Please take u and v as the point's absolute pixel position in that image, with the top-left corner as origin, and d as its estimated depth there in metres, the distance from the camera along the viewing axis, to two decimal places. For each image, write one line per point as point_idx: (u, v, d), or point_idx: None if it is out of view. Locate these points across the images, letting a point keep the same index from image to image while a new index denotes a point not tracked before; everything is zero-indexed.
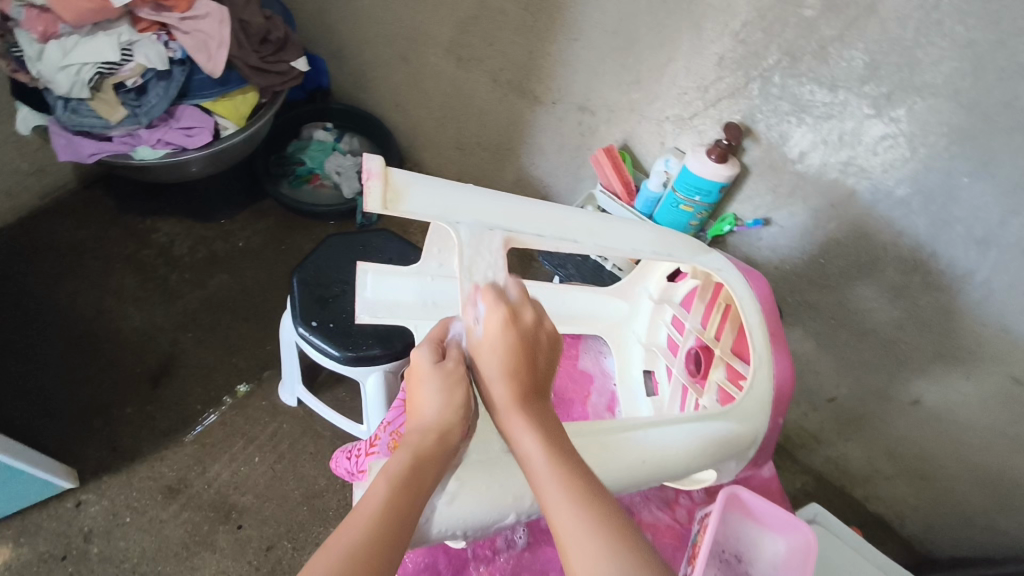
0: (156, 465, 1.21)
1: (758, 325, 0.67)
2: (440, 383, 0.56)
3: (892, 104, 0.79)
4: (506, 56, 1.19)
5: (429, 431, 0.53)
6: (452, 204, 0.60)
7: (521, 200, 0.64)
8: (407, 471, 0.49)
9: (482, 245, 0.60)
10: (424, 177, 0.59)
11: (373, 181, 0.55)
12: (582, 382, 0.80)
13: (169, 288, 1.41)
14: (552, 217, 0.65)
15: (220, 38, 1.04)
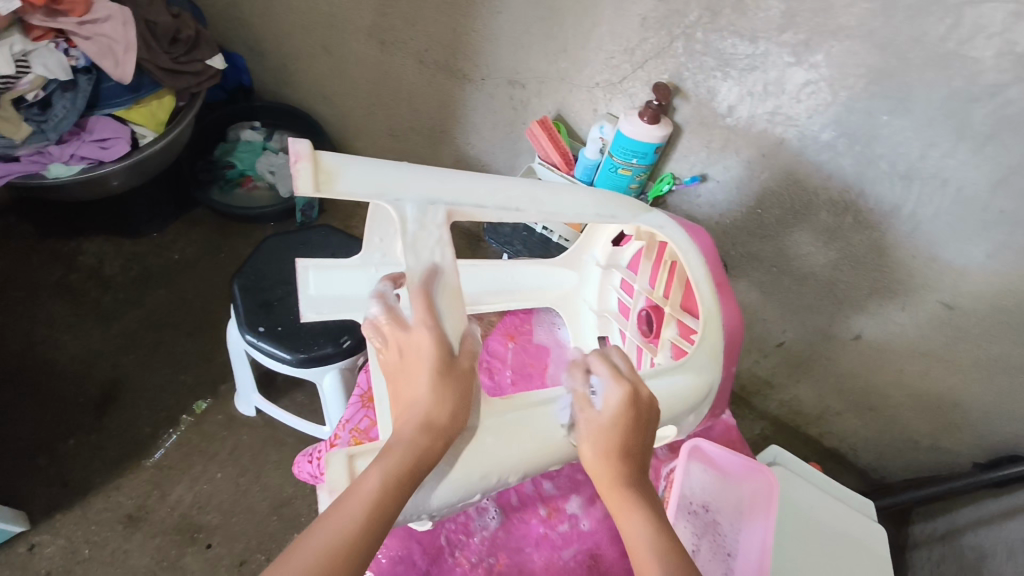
0: (113, 495, 1.16)
1: (703, 277, 0.68)
2: (434, 379, 0.50)
3: (811, 50, 0.80)
4: (430, 36, 1.16)
5: (421, 429, 0.49)
6: (389, 182, 0.57)
7: (457, 175, 0.62)
8: (398, 469, 0.47)
9: (427, 219, 0.58)
10: (355, 159, 0.57)
11: (303, 161, 0.51)
12: (539, 354, 0.79)
13: (104, 310, 1.34)
14: (491, 189, 0.64)
15: (126, 42, 0.97)
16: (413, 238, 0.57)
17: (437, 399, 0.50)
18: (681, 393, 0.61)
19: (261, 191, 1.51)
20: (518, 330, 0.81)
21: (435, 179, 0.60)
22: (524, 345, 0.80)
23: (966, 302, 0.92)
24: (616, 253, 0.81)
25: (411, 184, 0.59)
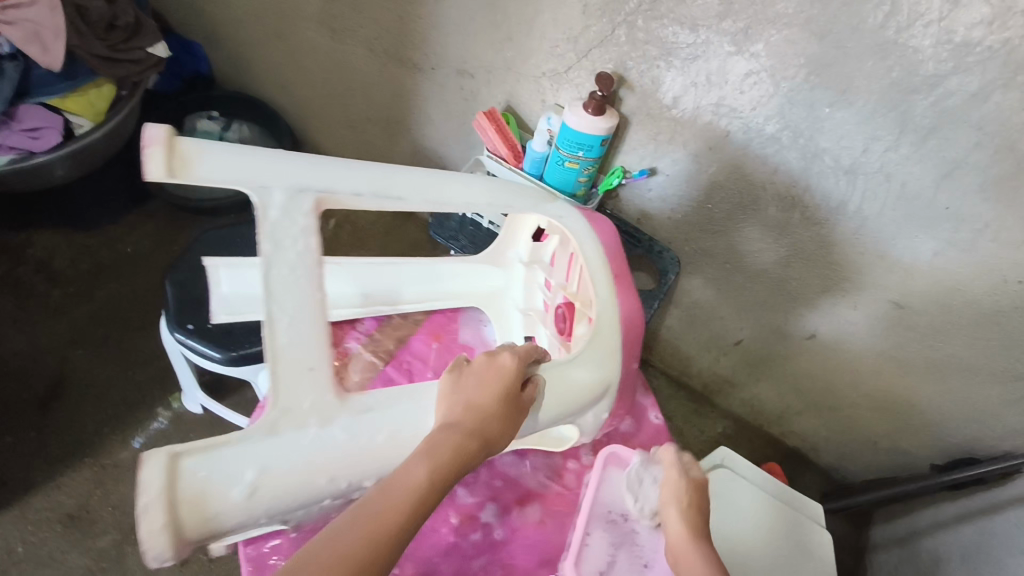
0: (53, 494, 1.13)
1: (600, 271, 0.74)
2: (504, 398, 0.58)
3: (751, 39, 0.77)
4: (378, 23, 1.12)
5: (474, 439, 0.54)
6: (256, 170, 0.58)
7: (348, 164, 0.64)
8: (446, 469, 0.52)
9: (293, 209, 0.58)
10: (222, 147, 0.58)
11: (154, 147, 0.52)
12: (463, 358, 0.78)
13: (52, 304, 1.31)
14: (374, 177, 0.65)
15: (53, 27, 0.93)
16: (273, 227, 0.57)
17: (500, 418, 0.57)
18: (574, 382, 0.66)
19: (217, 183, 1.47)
20: (444, 331, 0.81)
21: (316, 167, 0.61)
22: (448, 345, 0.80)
23: (917, 300, 0.89)
24: (539, 248, 0.84)
25: (281, 171, 0.59)
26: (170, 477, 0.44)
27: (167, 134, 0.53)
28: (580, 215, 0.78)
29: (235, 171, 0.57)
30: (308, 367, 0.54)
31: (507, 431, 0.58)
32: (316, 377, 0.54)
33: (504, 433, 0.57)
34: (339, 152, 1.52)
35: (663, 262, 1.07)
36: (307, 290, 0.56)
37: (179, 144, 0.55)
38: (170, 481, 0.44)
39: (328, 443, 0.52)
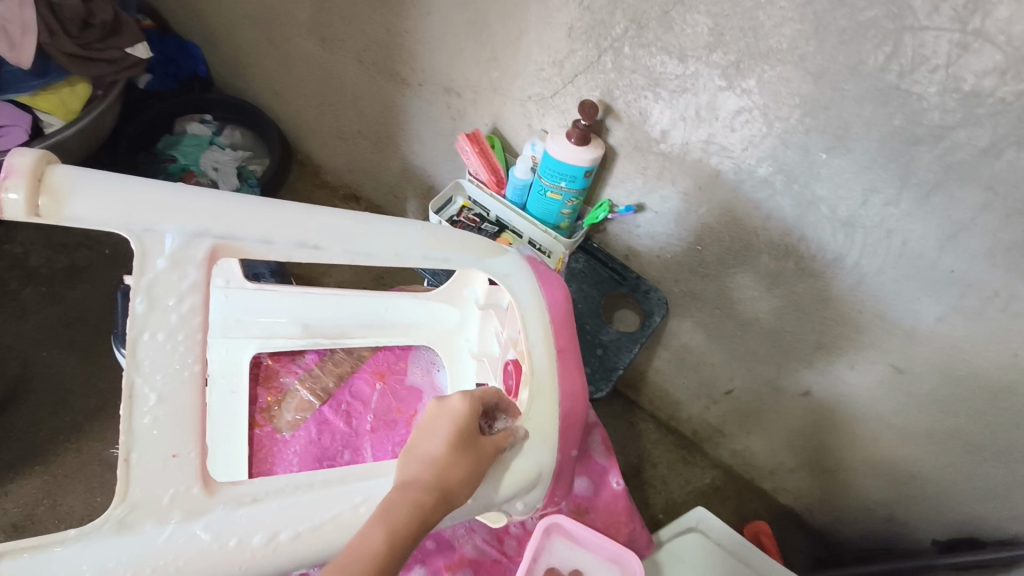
0: (0, 500, 1.10)
1: (541, 341, 0.70)
2: (457, 443, 0.54)
3: (742, 74, 0.71)
4: (366, 35, 1.08)
5: (430, 491, 0.51)
6: (137, 208, 0.52)
7: (263, 206, 0.59)
8: (406, 524, 0.48)
9: (184, 256, 0.54)
10: (101, 175, 0.52)
11: (12, 181, 0.47)
12: (408, 398, 0.81)
13: (23, 303, 1.28)
14: (290, 219, 0.60)
15: (22, 23, 0.93)
16: (154, 278, 0.52)
17: (457, 466, 0.53)
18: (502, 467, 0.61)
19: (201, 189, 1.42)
20: (390, 370, 0.83)
21: (220, 209, 0.56)
22: (396, 387, 0.81)
23: (918, 366, 0.81)
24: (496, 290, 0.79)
25: (174, 209, 0.54)
26: None
27: (32, 168, 0.48)
28: (529, 273, 0.73)
29: (115, 206, 0.51)
30: (171, 453, 0.50)
31: (471, 478, 0.54)
32: (180, 465, 0.50)
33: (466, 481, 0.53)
34: (332, 163, 1.48)
35: (648, 303, 1.00)
36: (183, 356, 0.52)
37: (48, 172, 0.50)
38: None
39: (187, 544, 0.48)
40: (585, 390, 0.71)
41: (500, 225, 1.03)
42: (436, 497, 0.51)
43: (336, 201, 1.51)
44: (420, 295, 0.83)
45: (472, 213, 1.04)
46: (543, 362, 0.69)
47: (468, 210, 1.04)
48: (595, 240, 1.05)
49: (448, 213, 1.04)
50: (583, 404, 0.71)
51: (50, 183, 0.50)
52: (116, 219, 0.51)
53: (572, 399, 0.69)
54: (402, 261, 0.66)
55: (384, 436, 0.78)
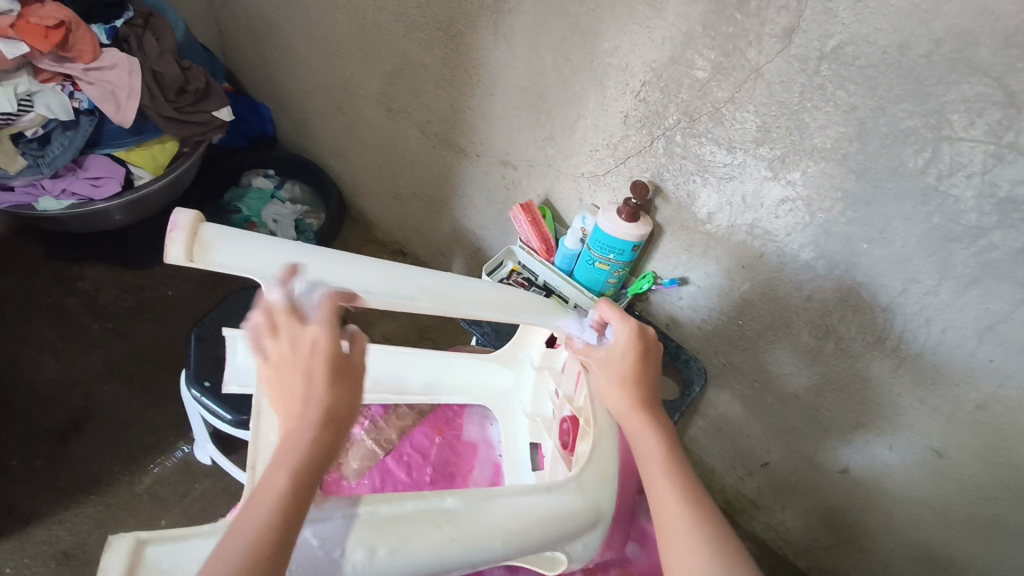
0: (54, 528, 1.14)
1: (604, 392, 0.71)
2: (328, 376, 0.52)
3: (787, 167, 0.76)
4: (431, 109, 1.17)
5: (322, 421, 0.50)
6: (269, 261, 0.58)
7: (368, 263, 0.65)
8: (305, 458, 0.49)
9: (303, 301, 0.59)
10: (240, 232, 0.58)
11: (177, 233, 0.53)
12: (466, 454, 0.84)
13: (90, 338, 1.36)
14: (389, 274, 0.66)
15: (129, 88, 1.01)
16: None
17: (337, 387, 0.52)
18: (559, 512, 0.58)
19: None
20: (448, 425, 0.86)
21: (334, 264, 0.62)
22: (453, 442, 0.84)
23: (958, 451, 0.83)
24: (551, 353, 0.84)
25: (300, 264, 0.60)
26: (129, 564, 0.43)
27: (194, 222, 0.54)
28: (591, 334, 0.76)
29: (253, 260, 0.58)
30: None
31: (354, 397, 0.53)
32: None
33: (350, 401, 0.53)
34: (385, 219, 1.57)
35: (690, 372, 1.03)
36: None
37: (202, 228, 0.56)
38: (129, 567, 0.43)
39: (296, 545, 0.49)
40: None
41: (547, 289, 1.09)
42: (324, 421, 0.50)
43: (385, 256, 1.61)
44: (481, 356, 0.86)
45: (521, 276, 1.10)
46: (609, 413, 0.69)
47: (517, 273, 1.10)
48: (638, 308, 1.10)
49: (498, 275, 1.10)
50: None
51: (204, 235, 0.56)
52: (254, 270, 0.58)
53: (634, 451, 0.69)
54: (481, 315, 0.71)
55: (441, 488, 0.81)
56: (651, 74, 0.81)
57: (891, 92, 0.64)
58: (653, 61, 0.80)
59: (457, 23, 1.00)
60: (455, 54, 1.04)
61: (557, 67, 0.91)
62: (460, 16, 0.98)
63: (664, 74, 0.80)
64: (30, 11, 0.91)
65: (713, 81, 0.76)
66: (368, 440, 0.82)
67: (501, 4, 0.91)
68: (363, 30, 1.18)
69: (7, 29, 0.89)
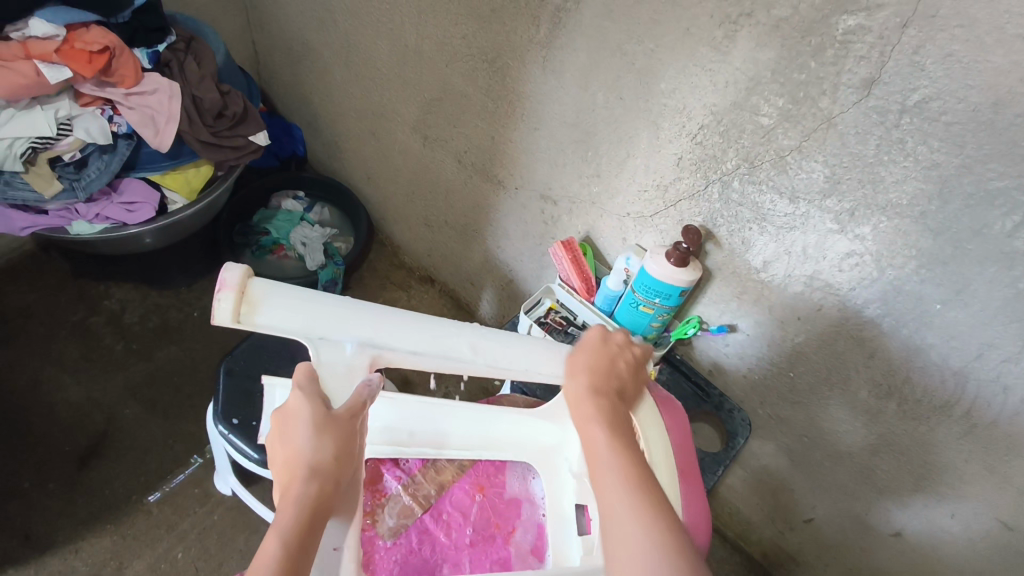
0: (70, 558, 1.11)
1: (667, 463, 0.67)
2: (313, 432, 0.53)
3: (856, 221, 0.72)
4: (470, 139, 1.15)
5: (310, 478, 0.50)
6: (317, 322, 0.58)
7: (417, 321, 0.63)
8: (297, 523, 0.48)
9: (346, 362, 0.59)
10: (289, 288, 0.58)
11: (224, 294, 0.53)
12: (507, 513, 0.82)
13: (114, 359, 1.34)
14: (438, 334, 0.63)
15: (168, 112, 1.00)
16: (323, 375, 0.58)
17: (324, 448, 0.52)
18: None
19: (291, 261, 1.49)
20: (489, 482, 0.85)
21: (385, 323, 0.61)
22: (495, 499, 0.83)
23: None
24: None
25: (349, 324, 0.59)
26: None
27: (242, 281, 0.54)
28: (652, 400, 0.70)
29: (300, 318, 0.57)
30: (333, 546, 0.54)
31: (343, 453, 0.53)
32: (339, 556, 0.54)
33: (337, 458, 0.53)
34: (414, 245, 1.55)
35: (733, 423, 0.99)
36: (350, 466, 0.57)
37: (251, 285, 0.56)
38: None
39: None
40: (708, 517, 0.69)
41: (586, 330, 1.05)
42: (311, 482, 0.50)
43: (413, 282, 1.59)
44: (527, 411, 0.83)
45: (558, 315, 1.06)
46: (669, 482, 0.66)
47: (555, 312, 1.06)
48: (679, 352, 1.06)
49: (534, 314, 1.06)
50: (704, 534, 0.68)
51: (251, 294, 0.55)
52: (300, 329, 0.57)
53: (696, 526, 0.67)
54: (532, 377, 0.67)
55: (481, 551, 0.80)
56: (710, 117, 0.78)
57: (979, 151, 0.60)
58: (714, 105, 0.77)
59: (504, 56, 0.97)
60: (499, 86, 1.02)
61: (608, 105, 0.88)
62: (508, 49, 0.96)
63: (725, 119, 0.76)
64: (75, 36, 0.90)
65: (779, 129, 0.72)
66: (405, 496, 0.82)
67: (552, 39, 0.89)
68: (403, 58, 1.16)
69: (52, 54, 0.88)
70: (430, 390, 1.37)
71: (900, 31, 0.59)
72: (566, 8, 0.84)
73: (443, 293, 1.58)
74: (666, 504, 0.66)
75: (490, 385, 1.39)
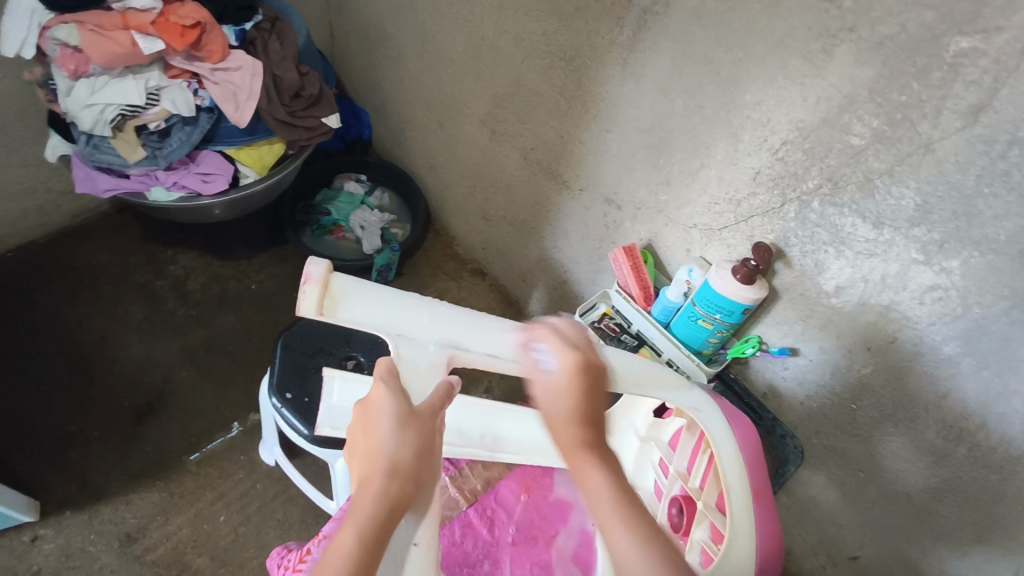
0: (120, 509, 1.16)
1: (738, 482, 0.66)
2: (395, 427, 0.53)
3: (944, 254, 0.69)
4: (538, 136, 1.14)
5: (390, 476, 0.51)
6: (394, 319, 0.61)
7: (491, 325, 0.65)
8: (375, 517, 0.49)
9: (425, 358, 0.62)
10: (368, 286, 0.61)
11: (310, 286, 0.56)
12: (551, 517, 0.84)
13: (175, 322, 1.39)
14: (507, 336, 0.65)
15: (249, 90, 1.02)
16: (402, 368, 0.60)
17: (407, 445, 0.53)
18: None
19: (349, 243, 1.53)
20: (535, 483, 0.85)
21: (458, 324, 0.64)
22: (542, 502, 0.84)
23: None
24: (658, 425, 0.83)
25: (423, 321, 0.62)
26: None
27: (326, 273, 0.57)
28: (720, 414, 0.71)
29: (376, 315, 0.60)
30: (411, 542, 0.57)
31: (423, 451, 0.54)
32: (418, 552, 0.57)
33: (418, 456, 0.53)
34: (469, 237, 1.55)
35: (784, 450, 0.98)
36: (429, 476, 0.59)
37: (332, 280, 0.59)
38: None
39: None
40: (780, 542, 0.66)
41: (640, 339, 1.03)
42: (393, 480, 0.51)
43: (463, 273, 1.59)
44: None
45: (613, 321, 1.06)
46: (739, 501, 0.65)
47: (610, 317, 1.06)
48: (733, 370, 1.03)
49: (589, 317, 1.06)
50: (778, 559, 0.65)
51: (335, 290, 0.58)
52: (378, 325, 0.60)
53: (766, 554, 0.65)
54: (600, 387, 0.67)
55: (523, 552, 0.81)
56: (796, 133, 0.75)
57: None
58: (800, 120, 0.74)
59: (583, 56, 0.96)
60: (574, 86, 1.01)
61: (687, 113, 0.86)
62: (588, 49, 0.95)
63: (811, 135, 0.74)
64: (170, 9, 0.93)
65: (870, 150, 0.70)
66: (451, 489, 0.82)
67: (636, 41, 0.87)
68: (478, 51, 1.16)
69: (148, 26, 0.92)
70: (473, 383, 1.38)
71: (1020, 56, 0.56)
72: (654, 11, 0.83)
73: (493, 287, 1.58)
74: (738, 527, 0.64)
75: (534, 385, 1.39)
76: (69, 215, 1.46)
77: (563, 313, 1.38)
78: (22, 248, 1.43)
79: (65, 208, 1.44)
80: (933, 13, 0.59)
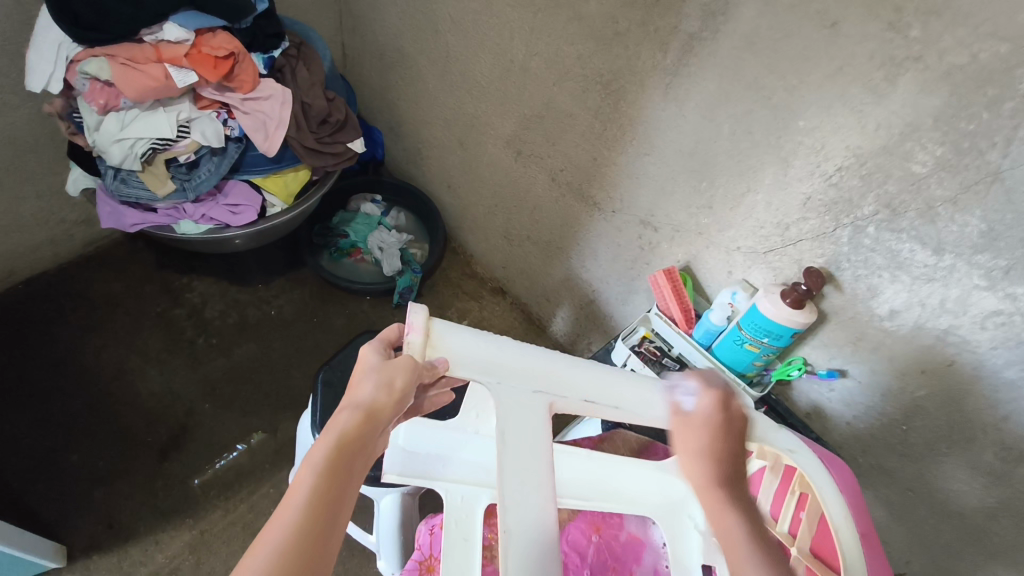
0: (150, 550, 1.13)
1: (845, 522, 0.57)
2: (374, 376, 0.53)
3: (1010, 280, 0.69)
4: (568, 158, 1.13)
5: (356, 412, 0.51)
6: (496, 364, 0.57)
7: (585, 365, 0.61)
8: (330, 462, 0.48)
9: (524, 409, 0.55)
10: (467, 330, 0.58)
11: (413, 334, 0.54)
12: (625, 556, 0.82)
13: (195, 352, 1.36)
14: (606, 379, 0.61)
15: (278, 119, 1.00)
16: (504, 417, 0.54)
17: (385, 390, 0.53)
18: None
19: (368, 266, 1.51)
20: (605, 523, 0.84)
21: (557, 365, 0.59)
22: (614, 541, 0.83)
23: None
24: None
25: (526, 368, 0.57)
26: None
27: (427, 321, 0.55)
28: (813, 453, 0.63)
29: (478, 361, 0.56)
30: None
31: (396, 394, 0.53)
32: None
33: (390, 392, 0.53)
34: (488, 256, 1.54)
35: None
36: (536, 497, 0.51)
37: (432, 327, 0.56)
38: None
39: None
40: None
41: (681, 362, 1.02)
42: (359, 419, 0.51)
43: (484, 292, 1.59)
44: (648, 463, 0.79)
45: (653, 344, 1.03)
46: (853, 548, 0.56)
47: (650, 340, 1.03)
48: (775, 392, 1.03)
49: (629, 340, 1.03)
50: None
51: (434, 338, 0.56)
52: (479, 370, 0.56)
53: None
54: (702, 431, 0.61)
55: None
56: (852, 159, 0.75)
57: None
58: (858, 147, 0.74)
59: (621, 79, 0.95)
60: (611, 110, 1.00)
61: (734, 138, 0.86)
62: (626, 73, 0.94)
63: (869, 162, 0.74)
64: (203, 40, 0.92)
65: (933, 178, 0.69)
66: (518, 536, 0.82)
67: (680, 67, 0.87)
68: (505, 72, 1.15)
69: (182, 58, 0.90)
70: None
71: None
72: (701, 37, 0.82)
73: (514, 305, 1.57)
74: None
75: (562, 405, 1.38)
76: (81, 246, 1.43)
77: (590, 332, 1.38)
78: (33, 280, 1.39)
79: (77, 237, 1.40)
80: (1007, 45, 0.59)
